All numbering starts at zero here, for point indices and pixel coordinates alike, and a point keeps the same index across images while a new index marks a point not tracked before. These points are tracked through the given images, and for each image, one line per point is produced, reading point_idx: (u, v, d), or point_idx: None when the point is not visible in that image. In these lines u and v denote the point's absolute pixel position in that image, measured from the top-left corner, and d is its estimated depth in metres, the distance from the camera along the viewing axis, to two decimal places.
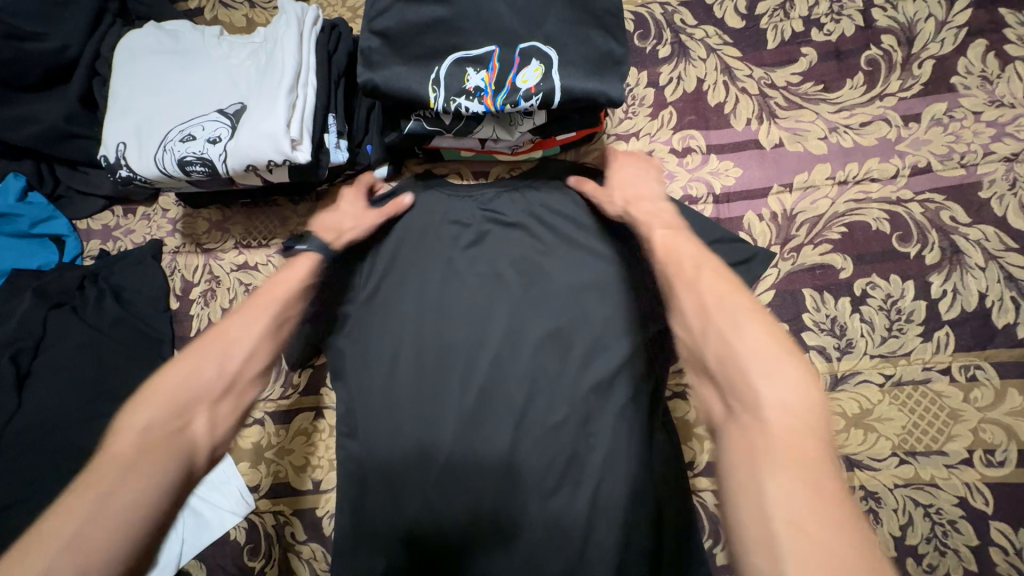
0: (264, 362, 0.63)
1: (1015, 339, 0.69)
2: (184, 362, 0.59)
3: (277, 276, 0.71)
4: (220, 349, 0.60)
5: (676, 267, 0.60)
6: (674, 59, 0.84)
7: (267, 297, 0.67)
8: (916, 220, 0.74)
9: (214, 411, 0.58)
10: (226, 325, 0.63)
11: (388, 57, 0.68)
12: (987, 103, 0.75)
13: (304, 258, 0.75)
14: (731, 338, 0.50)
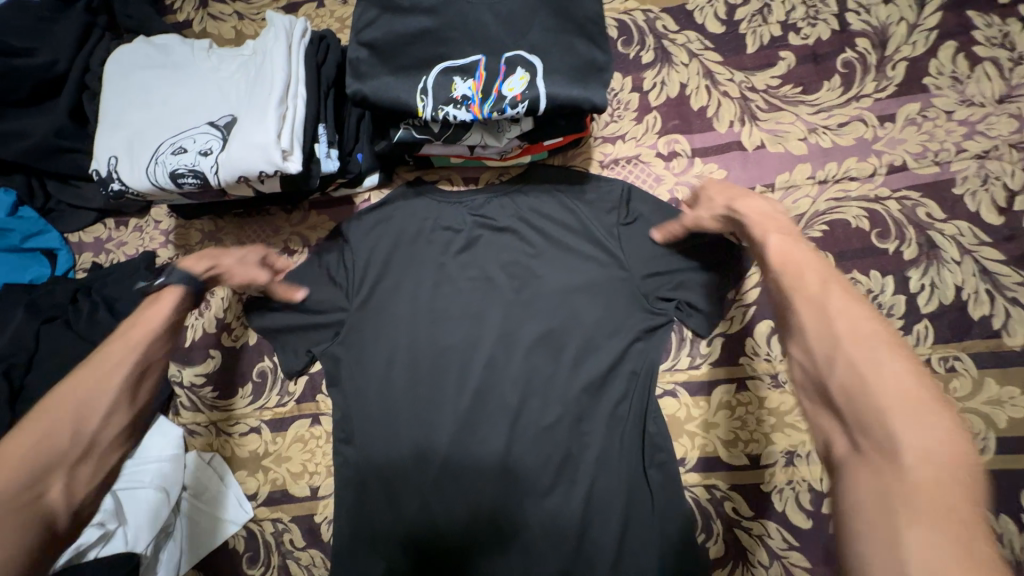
0: (128, 418, 0.62)
1: (991, 331, 0.71)
2: (32, 427, 0.56)
3: (137, 315, 0.68)
4: (73, 413, 0.58)
5: (794, 282, 0.54)
6: (657, 64, 0.87)
7: (127, 342, 0.65)
8: (894, 217, 0.76)
9: (72, 477, 0.56)
10: (75, 383, 0.60)
11: (376, 67, 0.70)
12: (959, 102, 0.78)
13: (166, 292, 0.71)
14: (869, 370, 0.45)
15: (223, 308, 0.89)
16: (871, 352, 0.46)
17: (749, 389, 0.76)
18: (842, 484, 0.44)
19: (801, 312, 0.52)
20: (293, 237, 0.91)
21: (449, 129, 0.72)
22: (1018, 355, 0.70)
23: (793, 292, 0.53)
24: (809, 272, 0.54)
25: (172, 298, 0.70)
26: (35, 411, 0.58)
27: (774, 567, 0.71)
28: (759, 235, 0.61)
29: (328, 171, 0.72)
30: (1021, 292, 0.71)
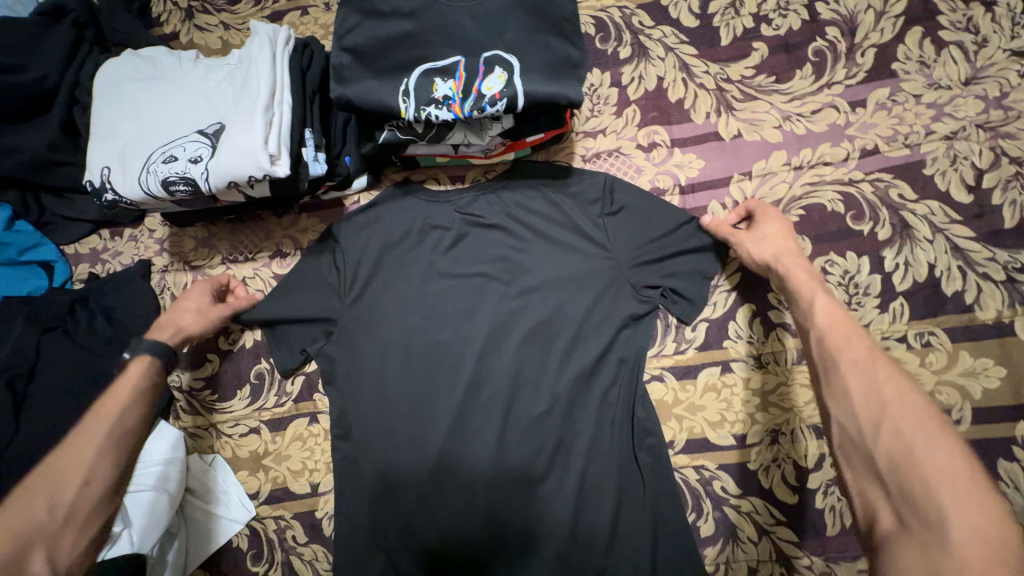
0: (106, 483, 0.62)
1: (965, 306, 0.73)
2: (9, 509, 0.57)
3: (108, 388, 0.69)
4: (53, 487, 0.59)
5: (840, 345, 0.58)
6: (634, 59, 0.89)
7: (99, 413, 0.66)
8: (867, 199, 0.78)
9: (53, 552, 0.56)
10: (52, 462, 0.61)
11: (359, 71, 0.72)
12: (926, 85, 0.80)
13: (136, 363, 0.72)
14: (914, 441, 0.49)
15: None
16: (919, 424, 0.50)
17: (734, 372, 0.78)
18: (887, 554, 0.47)
19: (847, 377, 0.56)
20: (285, 241, 0.93)
21: (432, 129, 0.74)
22: (991, 328, 0.72)
23: (836, 356, 0.58)
24: (855, 338, 0.58)
25: (144, 366, 0.72)
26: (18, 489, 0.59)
27: (762, 543, 0.73)
28: (805, 294, 0.65)
29: (316, 174, 0.74)
30: (991, 267, 0.73)
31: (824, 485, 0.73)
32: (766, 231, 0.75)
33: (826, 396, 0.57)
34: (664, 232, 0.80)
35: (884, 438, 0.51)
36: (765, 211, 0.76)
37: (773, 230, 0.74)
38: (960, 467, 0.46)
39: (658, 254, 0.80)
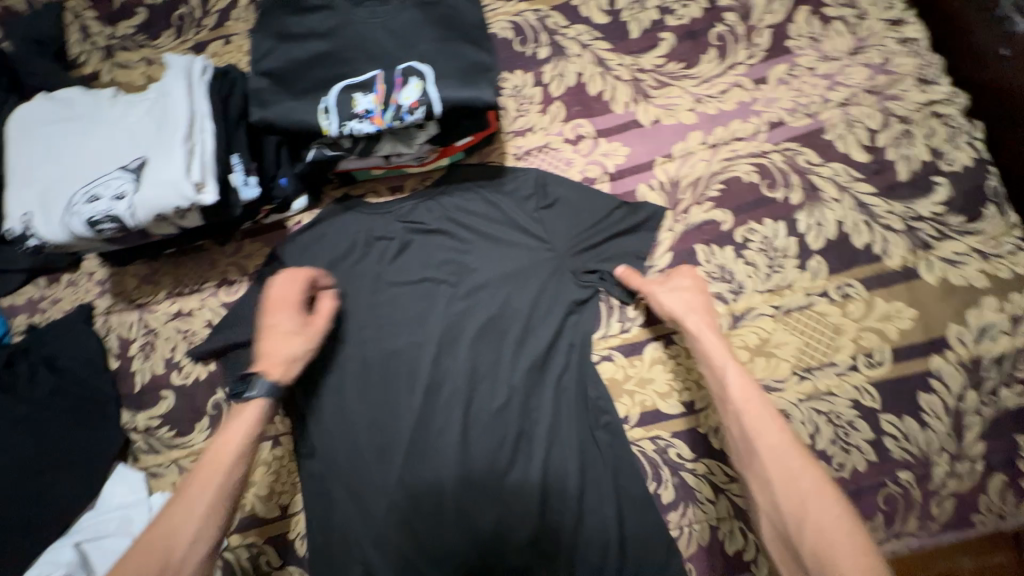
0: (208, 546, 0.63)
1: (874, 256, 0.79)
2: (137, 553, 0.61)
3: (225, 424, 0.70)
4: (165, 542, 0.61)
5: (758, 430, 0.61)
6: (553, 59, 0.93)
7: (209, 469, 0.66)
8: (779, 168, 0.84)
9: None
10: (169, 512, 0.63)
11: (279, 94, 0.73)
12: (818, 59, 0.87)
13: (253, 406, 0.70)
14: (833, 536, 0.52)
15: (169, 348, 0.90)
16: (834, 517, 0.53)
17: (676, 343, 0.82)
18: None
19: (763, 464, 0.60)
20: (230, 268, 0.93)
21: (360, 142, 0.76)
22: (898, 273, 0.78)
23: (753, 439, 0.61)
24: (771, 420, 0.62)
25: (256, 412, 0.70)
26: (144, 533, 0.63)
27: (720, 501, 0.76)
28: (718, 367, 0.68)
29: (248, 198, 0.75)
30: (892, 218, 0.80)
31: None
32: (679, 284, 0.78)
33: (753, 483, 0.60)
34: (595, 219, 0.84)
35: (808, 533, 0.54)
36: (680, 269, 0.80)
37: (682, 284, 0.78)
38: (870, 559, 0.50)
39: (593, 235, 0.84)
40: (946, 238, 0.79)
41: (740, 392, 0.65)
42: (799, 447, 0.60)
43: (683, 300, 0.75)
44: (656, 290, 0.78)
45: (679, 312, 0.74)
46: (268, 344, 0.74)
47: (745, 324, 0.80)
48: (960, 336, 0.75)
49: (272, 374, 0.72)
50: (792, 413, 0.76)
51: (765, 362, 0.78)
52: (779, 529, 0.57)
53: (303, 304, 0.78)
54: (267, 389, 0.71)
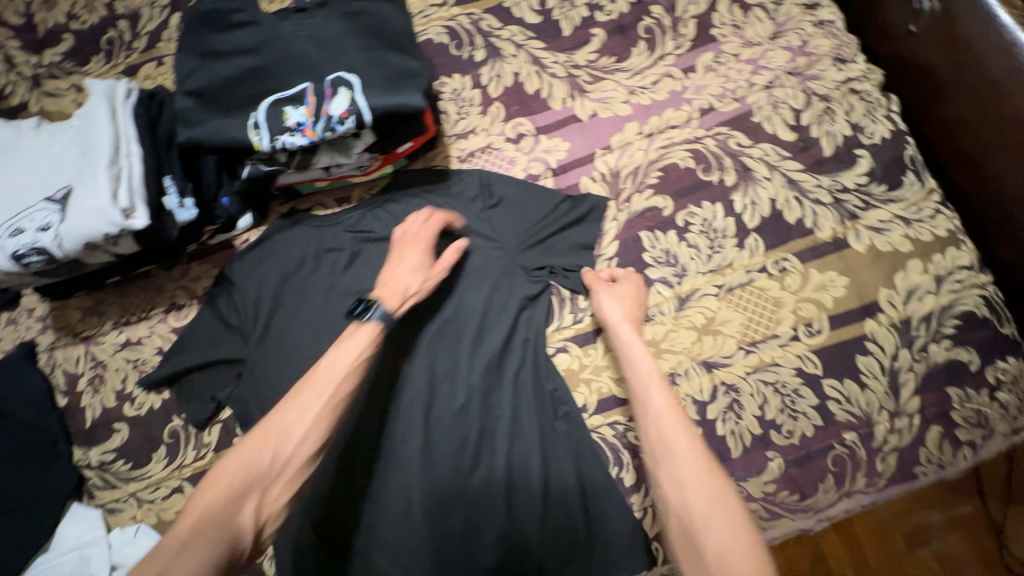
0: (317, 447, 0.61)
1: (806, 230, 0.83)
2: (251, 442, 0.59)
3: (341, 340, 0.69)
4: (278, 434, 0.60)
5: (673, 432, 0.62)
6: (489, 60, 0.95)
7: (321, 378, 0.64)
8: (712, 152, 0.87)
9: (261, 501, 0.57)
10: (285, 408, 0.62)
11: (205, 113, 0.72)
12: (742, 45, 0.91)
13: (368, 330, 0.69)
14: (735, 537, 0.53)
15: (119, 379, 0.87)
16: (736, 519, 0.54)
17: None
18: None
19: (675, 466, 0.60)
20: (178, 292, 0.91)
21: (296, 155, 0.76)
22: (830, 244, 0.82)
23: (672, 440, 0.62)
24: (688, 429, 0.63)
25: (369, 336, 0.69)
26: (260, 423, 0.61)
27: None
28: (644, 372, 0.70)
29: (184, 220, 0.73)
30: (820, 192, 0.84)
31: (721, 413, 0.78)
32: (623, 291, 0.81)
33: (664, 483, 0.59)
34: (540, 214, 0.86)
35: (713, 536, 0.54)
36: (627, 277, 0.82)
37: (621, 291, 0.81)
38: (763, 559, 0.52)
39: (540, 228, 0.86)
40: (871, 208, 0.83)
41: (662, 399, 0.66)
42: (707, 454, 0.61)
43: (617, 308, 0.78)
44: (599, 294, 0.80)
45: (614, 319, 0.78)
46: (394, 275, 0.76)
47: (691, 305, 0.83)
48: (890, 299, 0.80)
49: (388, 304, 0.72)
50: (741, 387, 0.79)
51: (712, 340, 0.81)
52: (685, 533, 0.55)
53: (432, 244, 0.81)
54: (382, 316, 0.70)
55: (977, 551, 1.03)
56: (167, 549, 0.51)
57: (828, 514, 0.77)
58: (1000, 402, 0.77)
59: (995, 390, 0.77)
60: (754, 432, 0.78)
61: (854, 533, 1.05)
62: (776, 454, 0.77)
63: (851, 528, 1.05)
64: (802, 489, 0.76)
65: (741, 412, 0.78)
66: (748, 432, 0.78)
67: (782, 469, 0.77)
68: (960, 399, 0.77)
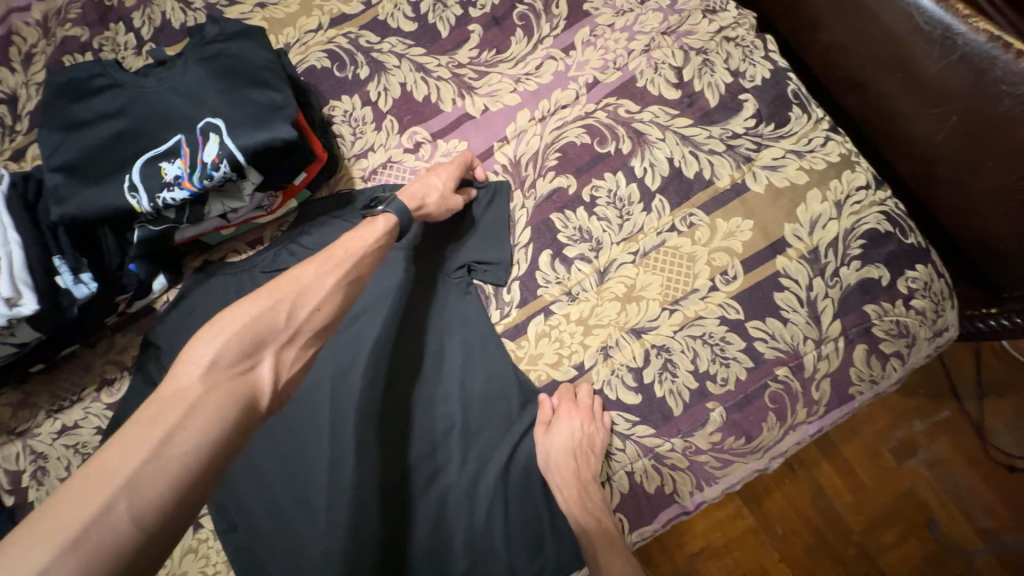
0: (327, 314, 0.63)
1: (706, 181, 0.85)
2: (257, 300, 0.59)
3: (358, 228, 0.73)
4: (294, 295, 0.61)
5: None
6: (374, 76, 0.94)
7: (337, 253, 0.67)
8: (605, 124, 0.88)
9: (279, 357, 0.57)
10: (298, 273, 0.64)
11: (74, 187, 0.71)
12: (614, 15, 0.93)
13: (384, 220, 0.74)
14: None
15: (62, 467, 0.86)
16: None
17: (555, 313, 0.84)
18: None
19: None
20: (107, 368, 0.89)
21: (185, 210, 0.75)
22: (731, 191, 0.84)
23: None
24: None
25: (389, 229, 0.74)
26: (271, 283, 0.62)
27: (628, 447, 0.79)
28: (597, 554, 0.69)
29: (82, 296, 0.73)
30: (713, 142, 0.86)
31: (657, 375, 0.80)
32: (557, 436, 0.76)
33: None
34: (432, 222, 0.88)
35: None
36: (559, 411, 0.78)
37: (563, 440, 0.75)
38: None
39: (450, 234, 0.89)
40: (764, 148, 0.85)
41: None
42: None
43: (559, 471, 0.75)
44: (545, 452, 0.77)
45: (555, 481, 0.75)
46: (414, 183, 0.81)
47: (612, 277, 0.84)
48: (796, 233, 0.82)
49: (406, 202, 0.78)
50: (672, 346, 0.80)
51: (636, 307, 0.82)
52: None
53: (461, 173, 0.85)
54: (398, 211, 0.75)
55: (959, 449, 1.07)
56: (182, 399, 0.48)
57: (779, 450, 0.79)
58: (916, 309, 0.79)
59: (909, 299, 0.79)
60: (691, 387, 0.79)
61: (845, 458, 1.08)
62: (716, 404, 0.79)
63: (841, 454, 1.08)
64: (747, 433, 0.78)
65: (675, 370, 0.79)
66: (685, 388, 0.79)
67: (724, 417, 0.78)
68: (878, 313, 0.79)
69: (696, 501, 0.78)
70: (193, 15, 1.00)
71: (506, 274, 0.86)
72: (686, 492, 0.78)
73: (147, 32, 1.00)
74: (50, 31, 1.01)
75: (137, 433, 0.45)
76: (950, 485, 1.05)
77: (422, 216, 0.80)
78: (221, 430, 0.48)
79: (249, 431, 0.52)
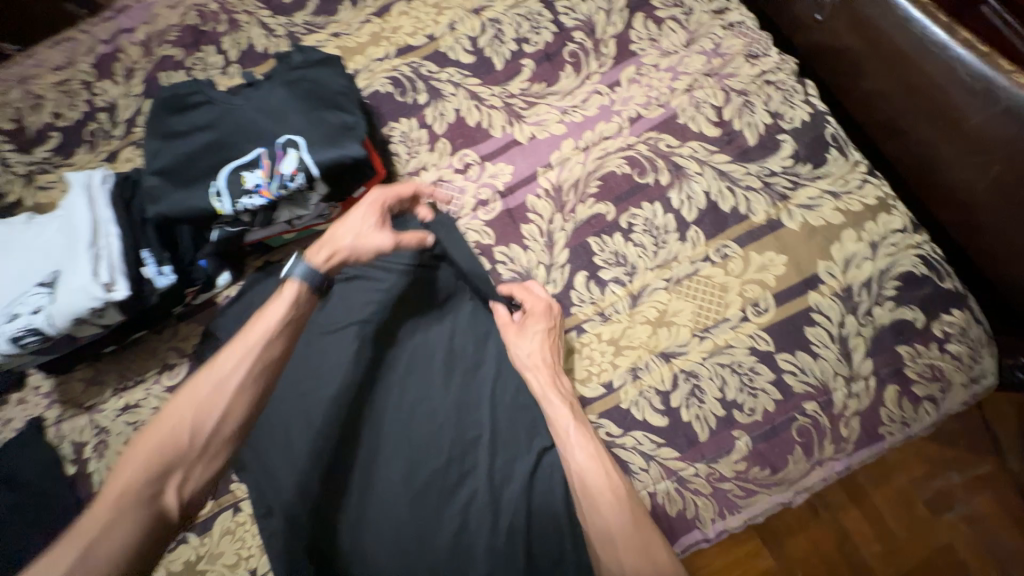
0: (244, 413, 0.66)
1: (742, 216, 0.88)
2: (171, 411, 0.63)
3: (268, 306, 0.72)
4: (202, 401, 0.64)
5: (590, 479, 0.74)
6: (432, 101, 1.03)
7: (237, 350, 0.68)
8: (646, 156, 0.93)
9: (195, 463, 0.62)
10: (206, 373, 0.66)
11: (168, 188, 0.80)
12: (659, 55, 0.99)
13: (291, 289, 0.73)
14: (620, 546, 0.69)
15: (122, 442, 0.93)
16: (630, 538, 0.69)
17: (587, 331, 0.87)
18: None
19: None
20: (169, 353, 0.97)
21: (258, 215, 0.82)
22: (765, 226, 0.87)
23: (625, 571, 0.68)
24: (657, 568, 0.67)
25: (297, 291, 0.73)
26: (186, 385, 0.66)
27: (652, 468, 0.80)
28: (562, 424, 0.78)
29: (162, 286, 0.81)
30: (750, 179, 0.90)
31: (684, 399, 0.82)
32: (534, 328, 0.84)
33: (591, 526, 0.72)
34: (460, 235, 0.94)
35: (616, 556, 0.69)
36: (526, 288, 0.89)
37: (538, 333, 0.84)
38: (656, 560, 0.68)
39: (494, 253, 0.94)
40: (799, 187, 0.88)
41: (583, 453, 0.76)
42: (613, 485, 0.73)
43: (534, 352, 0.83)
44: (541, 387, 0.81)
45: (528, 367, 0.82)
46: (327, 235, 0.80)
47: (645, 301, 0.87)
48: (830, 270, 0.84)
49: (314, 260, 0.76)
50: (700, 371, 0.82)
51: (667, 331, 0.85)
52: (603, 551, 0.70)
53: (379, 216, 0.83)
54: (301, 273, 0.74)
55: (999, 506, 1.03)
56: (99, 517, 0.55)
57: (804, 485, 0.80)
58: (951, 354, 0.79)
59: (944, 343, 0.80)
60: (718, 414, 0.81)
61: (875, 506, 1.05)
62: (742, 433, 0.80)
63: (872, 503, 1.05)
64: (773, 464, 0.79)
65: (703, 396, 0.82)
66: (712, 415, 0.81)
67: (750, 447, 0.79)
68: (912, 355, 0.80)
69: (717, 529, 0.79)
70: (275, 41, 1.11)
71: (501, 292, 0.90)
72: (708, 519, 0.79)
73: (233, 54, 1.12)
74: (151, 50, 1.15)
75: (64, 550, 0.53)
76: (988, 544, 1.01)
77: (337, 264, 0.78)
78: (137, 538, 0.56)
79: (169, 533, 0.59)
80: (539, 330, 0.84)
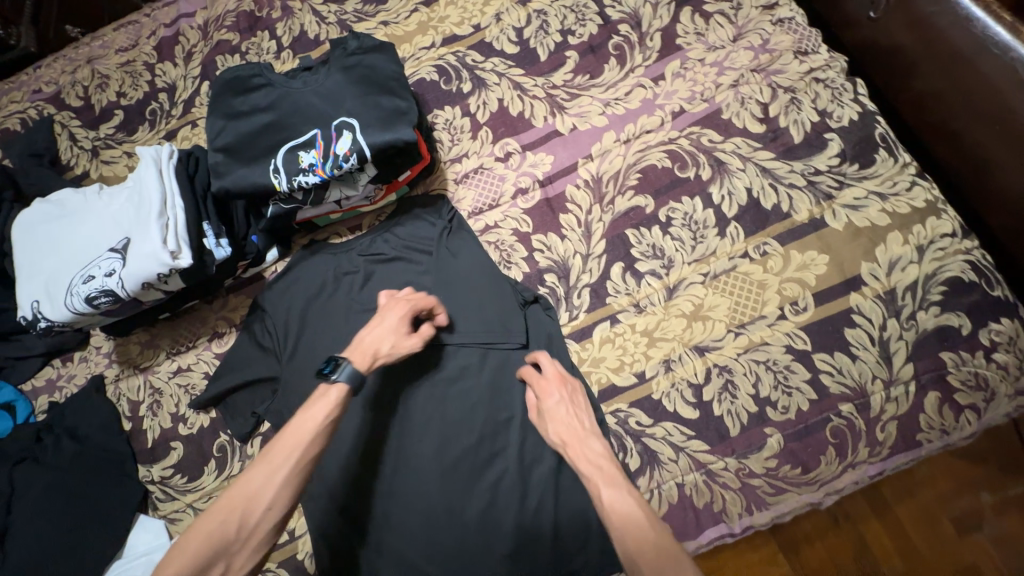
0: (284, 510, 0.64)
1: (784, 214, 0.88)
2: (220, 505, 0.63)
3: (313, 400, 0.71)
4: (246, 501, 0.63)
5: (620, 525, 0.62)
6: (476, 90, 1.05)
7: (286, 442, 0.66)
8: (687, 150, 0.94)
9: (232, 560, 0.61)
10: (253, 470, 0.64)
11: (230, 164, 0.85)
12: (706, 50, 0.98)
13: (337, 391, 0.71)
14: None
15: (174, 403, 0.98)
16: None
17: (621, 321, 0.89)
18: None
19: None
20: (219, 323, 1.02)
21: (310, 193, 0.86)
22: (808, 225, 0.86)
23: None
24: None
25: (337, 398, 0.71)
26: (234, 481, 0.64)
27: (681, 459, 0.81)
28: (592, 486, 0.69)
29: (221, 257, 0.87)
30: (794, 177, 0.89)
31: (717, 394, 0.82)
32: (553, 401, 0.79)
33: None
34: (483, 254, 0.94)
35: None
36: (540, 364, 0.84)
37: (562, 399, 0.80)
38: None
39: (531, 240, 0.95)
40: (846, 187, 0.87)
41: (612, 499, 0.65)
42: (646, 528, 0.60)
43: (554, 404, 0.79)
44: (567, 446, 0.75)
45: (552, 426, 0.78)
46: (370, 332, 0.79)
47: (681, 294, 0.88)
48: (873, 271, 0.83)
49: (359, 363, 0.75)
50: (734, 367, 0.83)
51: (701, 326, 0.85)
52: None
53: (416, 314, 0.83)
54: (347, 375, 0.72)
55: None
56: None
57: (836, 486, 0.79)
58: (998, 363, 0.77)
59: (991, 352, 0.78)
60: (750, 410, 0.81)
61: (899, 521, 1.03)
62: (774, 430, 0.80)
63: (895, 517, 1.04)
64: (804, 462, 0.79)
65: (735, 392, 0.82)
66: (744, 411, 0.81)
67: (782, 444, 0.79)
68: (955, 362, 0.78)
69: (743, 524, 0.80)
70: (326, 28, 1.15)
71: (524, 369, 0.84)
72: (734, 513, 0.80)
73: (286, 40, 1.17)
74: (208, 34, 1.20)
75: None
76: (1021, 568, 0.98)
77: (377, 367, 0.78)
78: None
79: None
80: (561, 396, 0.80)
